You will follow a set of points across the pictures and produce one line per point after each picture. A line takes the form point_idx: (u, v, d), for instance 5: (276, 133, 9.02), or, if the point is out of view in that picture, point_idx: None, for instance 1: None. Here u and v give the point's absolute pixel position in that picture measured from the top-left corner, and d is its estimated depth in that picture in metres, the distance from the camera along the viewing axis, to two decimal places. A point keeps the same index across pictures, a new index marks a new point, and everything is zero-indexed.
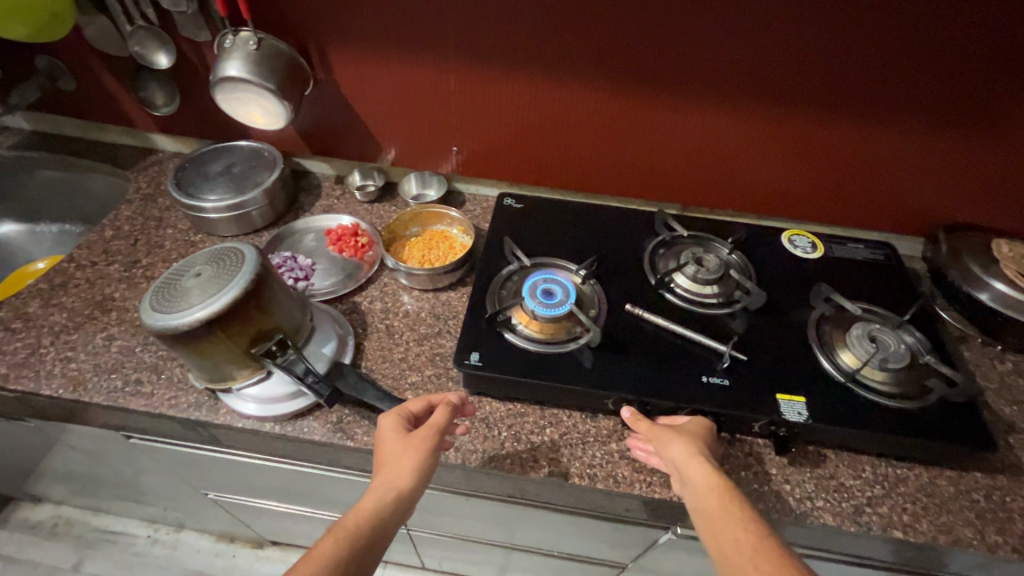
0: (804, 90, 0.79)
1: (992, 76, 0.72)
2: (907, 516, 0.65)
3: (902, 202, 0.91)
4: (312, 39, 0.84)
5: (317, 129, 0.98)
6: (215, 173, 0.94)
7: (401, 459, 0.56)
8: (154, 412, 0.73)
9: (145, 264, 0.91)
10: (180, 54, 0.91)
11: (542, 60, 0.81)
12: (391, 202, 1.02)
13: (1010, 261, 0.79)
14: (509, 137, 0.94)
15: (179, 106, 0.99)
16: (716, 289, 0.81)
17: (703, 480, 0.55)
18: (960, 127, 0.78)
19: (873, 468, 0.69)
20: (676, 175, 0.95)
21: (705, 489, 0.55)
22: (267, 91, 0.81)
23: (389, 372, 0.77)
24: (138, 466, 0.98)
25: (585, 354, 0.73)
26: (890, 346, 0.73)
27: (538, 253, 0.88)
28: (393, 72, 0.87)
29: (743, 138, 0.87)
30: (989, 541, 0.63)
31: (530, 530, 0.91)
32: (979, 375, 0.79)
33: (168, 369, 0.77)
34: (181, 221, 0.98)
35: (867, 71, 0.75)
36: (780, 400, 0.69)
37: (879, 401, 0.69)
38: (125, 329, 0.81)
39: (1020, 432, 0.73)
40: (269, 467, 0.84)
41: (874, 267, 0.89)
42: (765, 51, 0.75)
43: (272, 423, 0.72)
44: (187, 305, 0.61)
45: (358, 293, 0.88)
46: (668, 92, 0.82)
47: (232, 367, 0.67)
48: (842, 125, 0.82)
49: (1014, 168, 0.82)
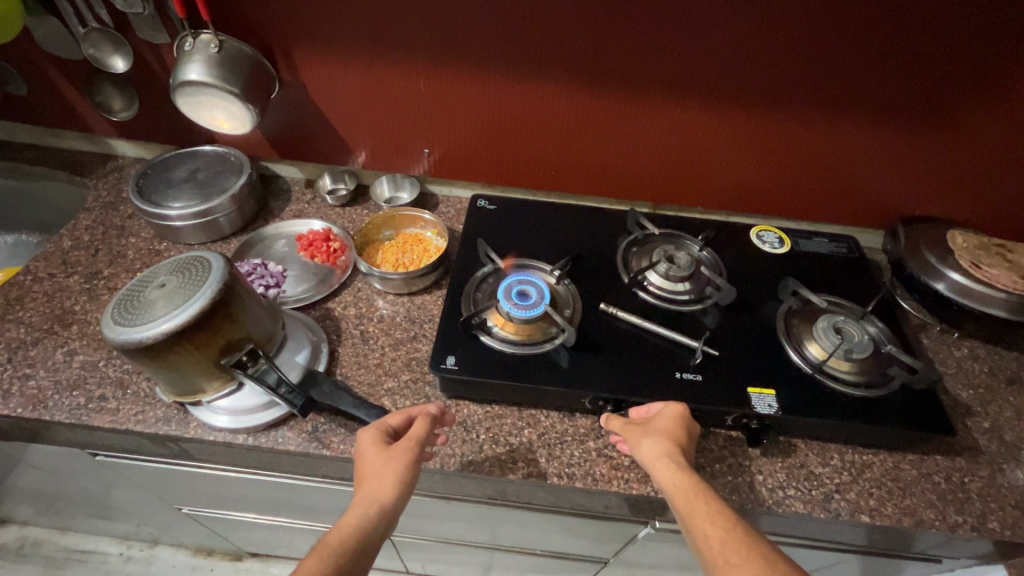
0: (770, 89, 0.80)
1: (940, 77, 0.76)
2: (874, 501, 0.68)
3: (864, 197, 0.94)
4: (275, 39, 0.82)
5: (284, 132, 0.96)
6: (179, 180, 0.91)
7: (381, 472, 0.56)
8: (120, 429, 0.70)
9: (107, 275, 0.88)
10: (140, 58, 0.88)
11: (511, 62, 0.82)
12: (363, 205, 1.01)
13: (965, 252, 0.82)
14: (480, 137, 0.94)
15: (139, 111, 0.96)
16: (688, 286, 0.83)
17: (667, 481, 0.56)
18: (912, 125, 0.82)
19: (841, 455, 0.71)
20: (646, 174, 0.96)
21: (681, 486, 0.55)
22: (231, 95, 0.79)
23: (365, 379, 0.76)
24: (108, 483, 0.95)
25: (560, 354, 0.74)
26: (854, 336, 0.76)
27: (513, 254, 0.88)
28: (361, 73, 0.86)
29: (708, 137, 0.89)
30: (950, 522, 0.66)
31: (512, 529, 0.91)
32: (938, 361, 0.83)
33: (134, 384, 0.75)
34: (144, 229, 0.95)
35: (831, 70, 0.77)
36: (751, 393, 0.71)
37: (845, 390, 0.72)
38: (88, 344, 0.79)
39: (976, 416, 0.76)
40: (244, 479, 0.83)
41: (838, 260, 0.92)
42: (725, 52, 0.77)
43: (244, 435, 0.71)
44: (152, 317, 0.59)
45: (331, 299, 0.86)
46: (634, 94, 0.84)
47: (201, 379, 0.65)
48: (806, 122, 0.84)
49: (964, 161, 0.85)
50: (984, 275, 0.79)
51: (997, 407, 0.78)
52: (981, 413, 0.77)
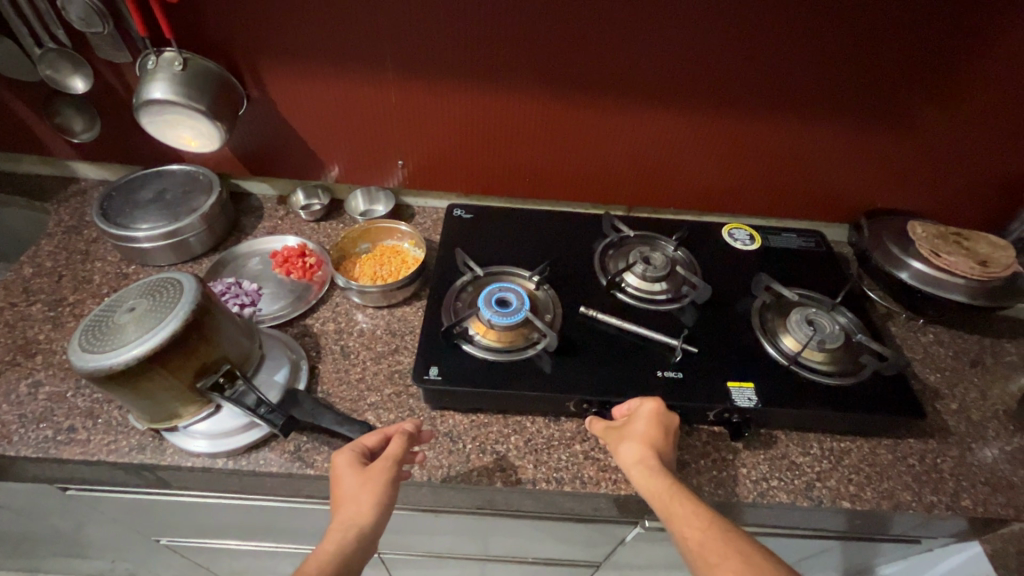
0: (731, 91, 0.83)
1: (891, 75, 0.79)
2: (853, 486, 0.69)
3: (829, 191, 0.97)
4: (241, 56, 0.81)
5: (254, 149, 0.95)
6: (146, 201, 0.89)
7: (358, 495, 0.55)
8: (92, 460, 0.68)
9: (73, 301, 0.85)
10: (101, 79, 0.86)
11: (481, 71, 0.82)
12: (338, 219, 1.01)
13: (924, 241, 0.84)
14: (453, 147, 0.94)
15: (101, 132, 0.93)
16: (664, 285, 0.84)
17: (645, 487, 0.57)
18: (867, 121, 0.86)
19: (821, 444, 0.73)
20: (619, 178, 0.98)
21: (660, 492, 0.56)
22: (196, 112, 0.77)
23: (347, 395, 0.75)
24: (79, 519, 0.91)
25: (543, 358, 0.74)
26: (826, 327, 0.78)
27: (491, 262, 0.88)
28: (330, 87, 0.85)
29: (678, 140, 0.91)
30: (926, 502, 0.68)
31: (502, 539, 0.90)
32: (906, 348, 0.86)
33: (105, 413, 0.72)
34: (111, 252, 0.92)
35: (790, 71, 0.80)
36: (731, 387, 0.73)
37: (819, 379, 0.74)
38: (53, 374, 0.76)
39: (944, 398, 0.79)
40: (225, 505, 0.80)
41: (807, 255, 0.95)
42: (688, 57, 0.79)
43: (224, 459, 0.69)
44: (123, 343, 0.57)
45: (309, 315, 0.85)
46: (602, 100, 0.85)
47: (177, 404, 0.63)
48: (768, 122, 0.87)
49: (918, 154, 0.89)
50: (944, 262, 0.82)
51: (963, 388, 0.81)
52: (949, 395, 0.80)
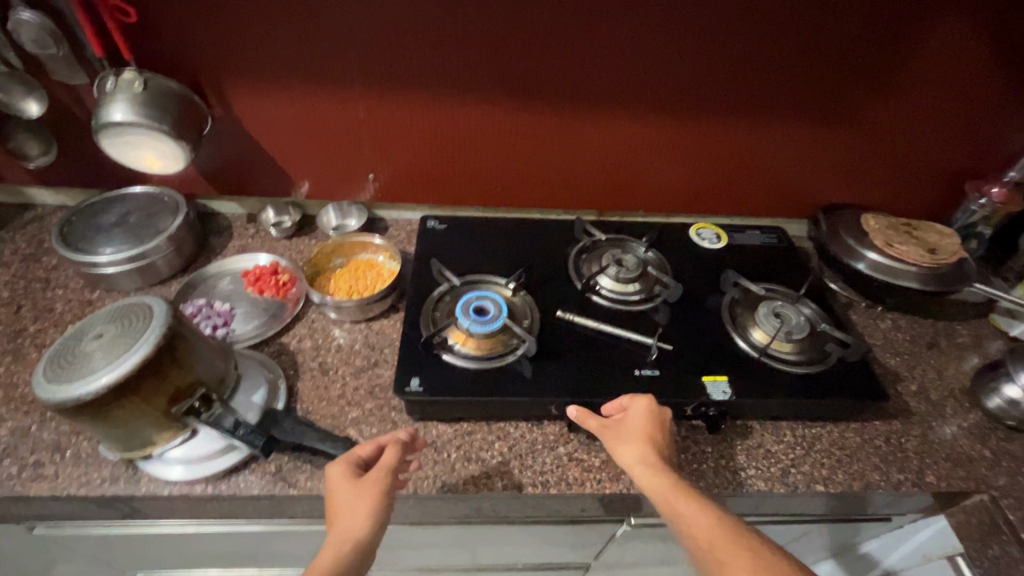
0: (692, 95, 0.86)
1: (838, 76, 0.84)
2: (826, 470, 0.72)
3: (788, 188, 1.02)
4: (205, 75, 0.81)
5: (220, 167, 0.94)
6: (108, 225, 0.87)
7: (353, 508, 0.55)
8: (61, 496, 0.65)
9: (34, 331, 0.82)
10: (56, 101, 0.83)
11: (448, 82, 0.84)
12: (311, 235, 1.00)
13: (877, 233, 0.90)
14: (424, 159, 0.95)
15: (58, 156, 0.90)
16: (637, 286, 0.86)
17: (653, 488, 0.58)
18: (819, 120, 0.90)
19: (793, 431, 0.76)
20: (589, 183, 1.00)
21: (667, 491, 0.57)
22: (160, 132, 0.76)
23: (328, 412, 0.74)
24: (47, 559, 0.87)
25: (523, 364, 0.75)
26: (792, 319, 0.82)
27: (467, 271, 0.89)
28: (298, 103, 0.85)
29: (644, 143, 0.94)
30: (893, 481, 0.72)
31: (492, 547, 0.90)
32: (867, 335, 0.90)
33: (74, 445, 0.69)
34: (73, 279, 0.89)
35: (744, 74, 0.83)
36: (706, 381, 0.75)
37: (788, 369, 0.77)
38: (16, 408, 0.73)
39: (905, 380, 0.84)
40: (205, 533, 0.78)
41: (771, 251, 0.99)
42: (648, 63, 0.82)
43: (203, 485, 0.67)
44: (91, 371, 0.56)
45: (285, 333, 0.84)
46: (569, 107, 0.88)
47: (151, 431, 0.62)
48: (727, 124, 0.91)
49: (868, 149, 0.94)
50: (896, 252, 0.87)
51: (921, 370, 0.85)
52: (908, 377, 0.84)
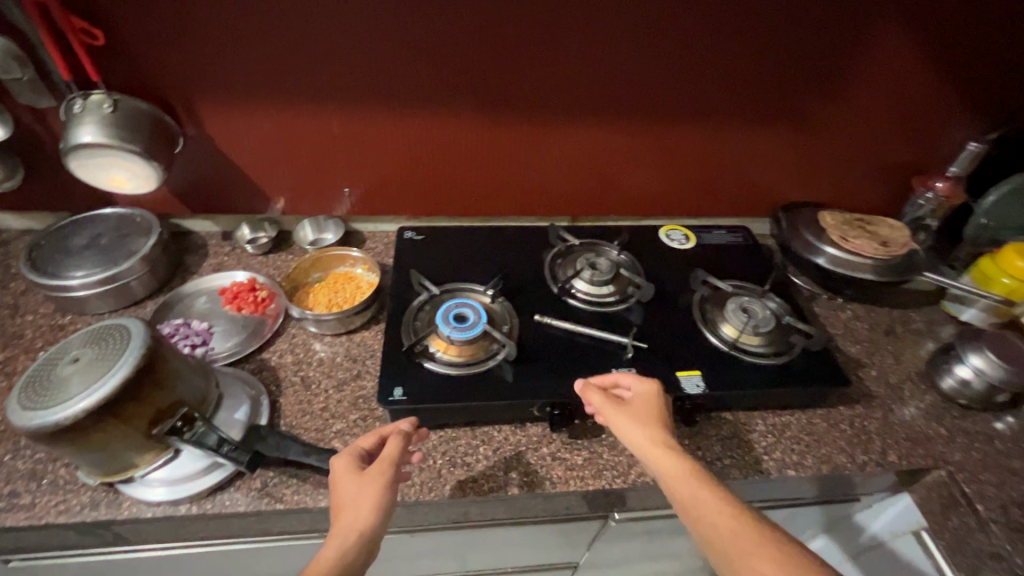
0: (655, 102, 0.90)
1: (790, 81, 0.89)
2: (796, 455, 0.76)
3: (750, 189, 1.06)
4: (176, 95, 0.81)
5: (193, 186, 0.93)
6: (79, 247, 0.86)
7: (358, 499, 0.55)
8: (39, 525, 0.64)
9: (3, 359, 0.80)
10: (21, 125, 0.82)
11: (420, 95, 0.86)
12: (288, 250, 1.00)
13: (834, 229, 0.96)
14: (399, 171, 0.96)
15: (24, 180, 0.89)
16: (611, 288, 0.89)
17: (665, 468, 0.60)
18: (775, 123, 0.95)
19: (764, 420, 0.80)
20: (561, 190, 1.03)
21: (679, 472, 0.59)
22: (131, 153, 0.76)
23: (312, 425, 0.75)
24: None
25: (504, 368, 0.77)
26: (758, 313, 0.86)
27: (446, 280, 0.91)
28: (271, 120, 0.86)
29: (612, 150, 0.97)
30: (859, 462, 0.76)
31: (481, 552, 0.91)
32: (829, 325, 0.95)
33: (50, 473, 0.68)
34: (42, 304, 0.87)
35: (703, 81, 0.88)
36: (680, 376, 0.78)
37: (756, 361, 0.80)
38: None
39: (865, 366, 0.88)
40: (189, 556, 0.77)
41: (737, 249, 1.03)
42: (613, 72, 0.86)
43: (187, 505, 0.67)
44: (69, 396, 0.56)
45: (265, 349, 0.84)
46: (539, 117, 0.91)
47: (132, 453, 0.62)
48: (691, 129, 0.95)
49: (822, 149, 1.00)
50: (852, 246, 0.93)
51: (880, 356, 0.90)
52: (868, 363, 0.89)
